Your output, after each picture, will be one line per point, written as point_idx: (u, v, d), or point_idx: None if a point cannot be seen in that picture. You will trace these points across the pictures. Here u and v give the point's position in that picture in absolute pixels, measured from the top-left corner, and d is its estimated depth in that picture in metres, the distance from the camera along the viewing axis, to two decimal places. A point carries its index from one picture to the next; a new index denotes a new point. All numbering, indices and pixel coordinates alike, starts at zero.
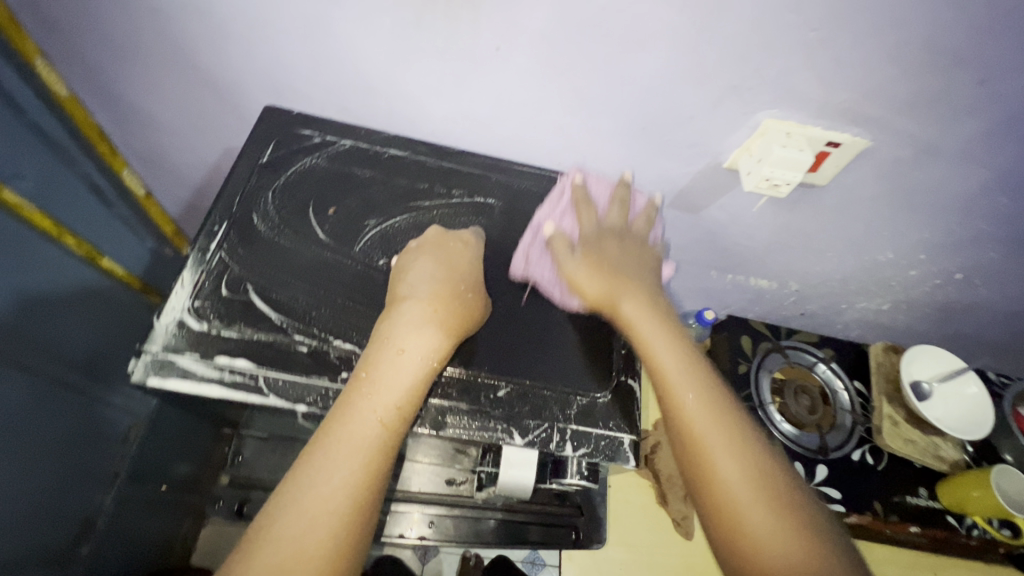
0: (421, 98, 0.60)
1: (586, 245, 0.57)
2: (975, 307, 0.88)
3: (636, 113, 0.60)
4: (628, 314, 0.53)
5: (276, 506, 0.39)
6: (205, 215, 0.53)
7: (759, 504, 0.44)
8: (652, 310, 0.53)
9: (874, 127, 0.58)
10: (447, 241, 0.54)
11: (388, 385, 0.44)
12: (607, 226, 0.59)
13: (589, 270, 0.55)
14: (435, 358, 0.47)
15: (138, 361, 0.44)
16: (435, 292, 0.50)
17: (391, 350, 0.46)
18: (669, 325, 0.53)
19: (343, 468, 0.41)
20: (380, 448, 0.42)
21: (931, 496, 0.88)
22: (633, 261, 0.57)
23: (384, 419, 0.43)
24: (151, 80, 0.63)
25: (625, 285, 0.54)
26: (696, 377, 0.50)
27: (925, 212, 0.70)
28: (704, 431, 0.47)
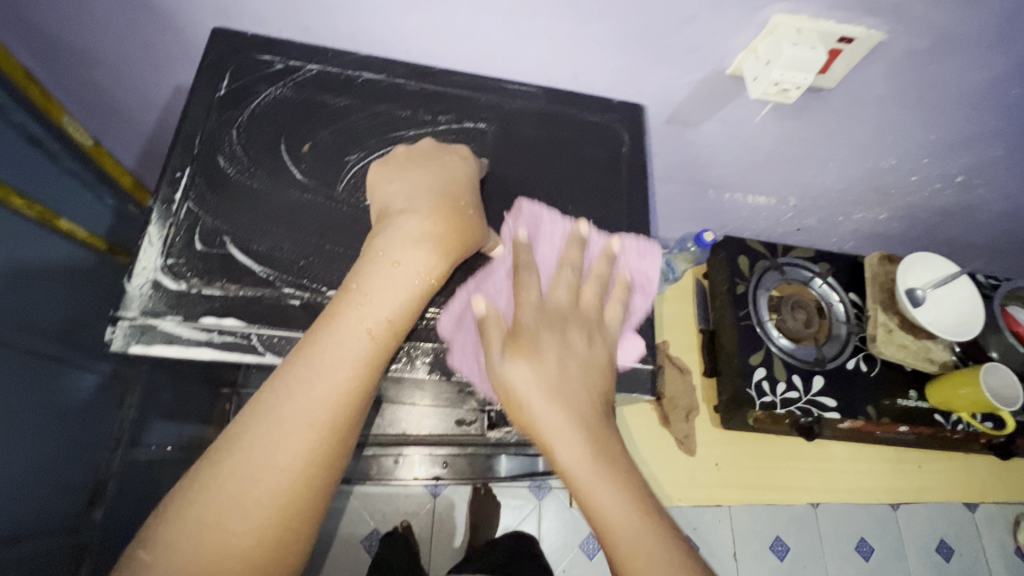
0: (391, 8, 0.53)
1: (520, 337, 0.45)
2: (974, 208, 0.87)
3: (634, 13, 0.53)
4: (551, 434, 0.42)
5: (255, 415, 0.38)
6: (164, 162, 0.48)
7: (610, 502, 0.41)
8: (592, 440, 0.43)
9: (893, 15, 0.53)
10: (439, 161, 0.49)
11: (380, 299, 0.41)
12: (551, 307, 0.47)
13: (521, 375, 0.43)
14: (433, 276, 0.43)
15: (115, 329, 0.40)
16: (434, 206, 0.46)
17: (385, 263, 0.43)
18: (608, 449, 0.43)
19: (326, 379, 0.38)
20: (369, 364, 0.40)
21: (920, 397, 0.91)
22: (577, 356, 0.46)
23: (374, 333, 0.40)
24: (69, 3, 0.55)
25: (557, 400, 0.43)
26: (638, 535, 0.40)
27: (936, 109, 0.66)
28: (551, 438, 0.42)
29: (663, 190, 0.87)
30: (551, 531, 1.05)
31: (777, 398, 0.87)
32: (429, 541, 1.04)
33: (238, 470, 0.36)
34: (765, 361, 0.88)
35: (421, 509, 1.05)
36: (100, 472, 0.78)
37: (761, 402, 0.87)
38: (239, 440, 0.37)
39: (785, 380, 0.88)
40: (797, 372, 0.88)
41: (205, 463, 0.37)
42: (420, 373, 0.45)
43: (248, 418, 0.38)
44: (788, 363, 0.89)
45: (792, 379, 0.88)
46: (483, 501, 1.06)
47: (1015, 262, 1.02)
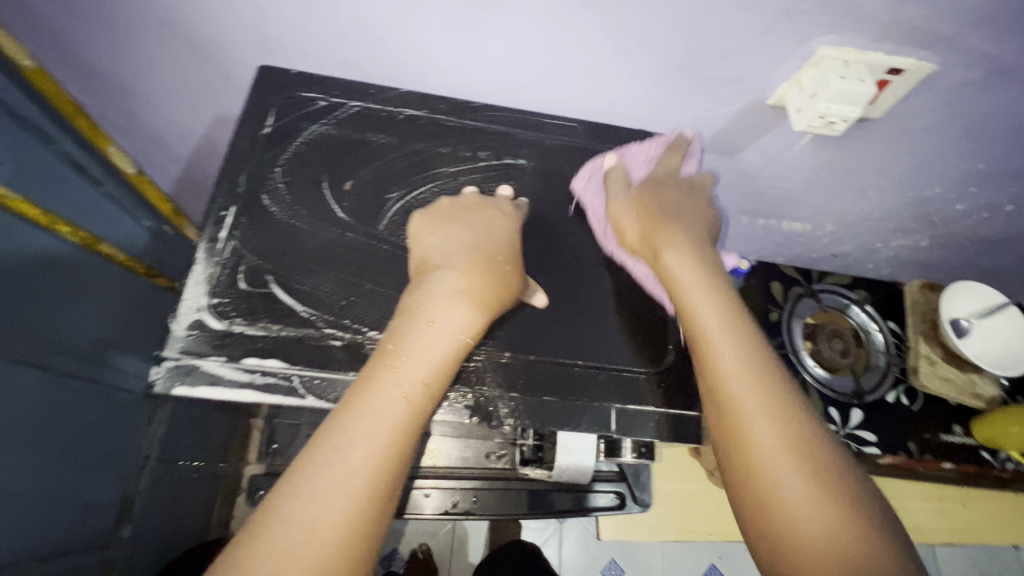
0: (432, 44, 0.53)
1: (646, 184, 0.55)
2: (1022, 238, 0.84)
3: (673, 47, 0.53)
4: (661, 247, 0.51)
5: (291, 487, 0.36)
6: (209, 200, 0.48)
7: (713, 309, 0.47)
8: (701, 267, 0.49)
9: (945, 47, 0.51)
10: (479, 207, 0.50)
11: (417, 361, 0.41)
12: (680, 178, 0.57)
13: (634, 219, 0.53)
14: (468, 334, 0.43)
15: (159, 369, 0.41)
16: (471, 262, 0.46)
17: (421, 323, 0.43)
18: (714, 272, 0.49)
19: (363, 446, 0.38)
20: (405, 428, 0.39)
21: (966, 433, 0.87)
22: (694, 213, 0.54)
23: (409, 397, 0.40)
24: (121, 39, 0.56)
25: (671, 231, 0.51)
26: (736, 336, 0.45)
27: (985, 139, 0.64)
28: (664, 246, 0.51)
29: None
30: (572, 556, 1.02)
31: None
32: (449, 563, 1.03)
33: (276, 548, 0.34)
34: (802, 393, 0.86)
35: (441, 530, 1.04)
36: (131, 489, 0.79)
37: None
38: (276, 513, 0.36)
39: (822, 413, 0.85)
40: (834, 405, 0.86)
41: (240, 539, 0.35)
42: (458, 418, 0.45)
43: (284, 488, 0.37)
44: (825, 396, 0.86)
45: (829, 412, 0.85)
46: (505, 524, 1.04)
47: None
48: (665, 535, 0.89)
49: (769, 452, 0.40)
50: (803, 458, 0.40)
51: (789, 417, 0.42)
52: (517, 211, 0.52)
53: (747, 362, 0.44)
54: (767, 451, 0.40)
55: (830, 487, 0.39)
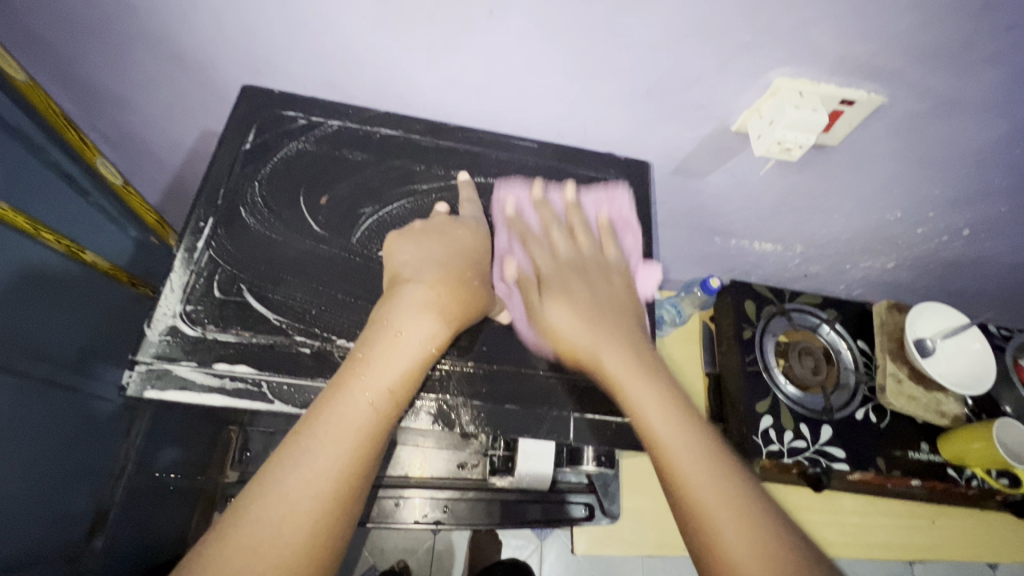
0: (410, 68, 0.56)
1: (551, 286, 0.53)
2: (982, 260, 0.87)
3: (639, 76, 0.56)
4: (599, 356, 0.48)
5: (259, 489, 0.38)
6: (188, 212, 0.50)
7: (658, 410, 0.44)
8: (629, 350, 0.48)
9: (894, 81, 0.55)
10: (450, 227, 0.52)
11: (383, 367, 0.43)
12: (567, 259, 0.56)
13: (563, 316, 0.50)
14: (433, 344, 0.45)
15: (131, 374, 0.42)
16: (439, 277, 0.48)
17: (389, 332, 0.44)
18: (647, 362, 0.48)
19: (329, 450, 0.39)
20: (371, 434, 0.40)
21: (933, 450, 0.89)
22: (597, 294, 0.53)
23: (375, 403, 0.41)
24: (111, 56, 0.58)
25: (596, 333, 0.49)
26: (677, 421, 0.44)
27: (938, 166, 0.68)
28: (596, 348, 0.48)
29: (669, 236, 0.88)
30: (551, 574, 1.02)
31: (784, 447, 0.86)
32: None
33: (241, 548, 0.35)
34: (773, 409, 0.87)
35: (421, 546, 1.04)
36: (105, 499, 0.79)
37: (767, 451, 0.85)
38: (243, 514, 0.37)
39: (793, 429, 0.86)
40: (805, 421, 0.87)
41: (206, 540, 0.36)
42: (423, 424, 0.46)
43: (252, 490, 0.38)
44: (795, 412, 0.88)
45: (800, 429, 0.87)
46: (484, 540, 1.04)
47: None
48: (641, 549, 0.86)
49: (738, 549, 0.38)
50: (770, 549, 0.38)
51: (744, 506, 0.40)
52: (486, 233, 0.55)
53: (695, 450, 0.42)
54: (733, 546, 0.38)
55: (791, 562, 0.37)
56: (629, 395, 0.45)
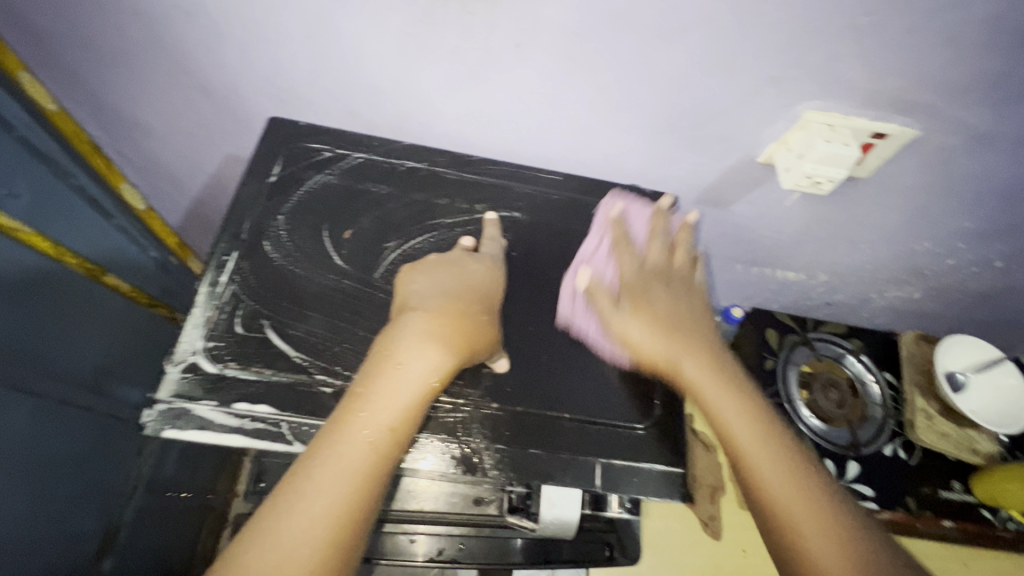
0: (434, 100, 0.56)
1: (631, 294, 0.53)
2: (1014, 292, 0.85)
3: (665, 108, 0.56)
4: (684, 368, 0.49)
5: (252, 535, 0.36)
6: (213, 245, 0.50)
7: (748, 429, 0.46)
8: (715, 368, 0.50)
9: (927, 115, 0.54)
10: (467, 262, 0.51)
11: (382, 403, 0.41)
12: (650, 267, 0.56)
13: (645, 323, 0.51)
14: (437, 377, 0.43)
15: (151, 412, 0.41)
16: (445, 307, 0.47)
17: (390, 364, 0.43)
18: (733, 380, 0.49)
19: (326, 493, 0.38)
20: (369, 474, 0.39)
21: (965, 489, 0.86)
22: (680, 306, 0.54)
23: (374, 442, 0.40)
24: (140, 85, 0.59)
25: (682, 345, 0.50)
26: (760, 436, 0.46)
27: (971, 199, 0.66)
28: (681, 359, 0.50)
29: None
30: None
31: None
32: None
33: None
34: None
35: None
36: (115, 521, 0.78)
37: None
38: (233, 563, 0.35)
39: None
40: (831, 456, 0.85)
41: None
42: (444, 468, 0.45)
43: (246, 537, 0.36)
44: (821, 447, 0.85)
45: (826, 464, 0.84)
46: None
47: None
48: None
49: (821, 552, 0.40)
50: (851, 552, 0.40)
51: (820, 509, 0.42)
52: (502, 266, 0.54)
53: (783, 473, 0.44)
54: (813, 547, 0.41)
55: None
56: (714, 402, 0.48)
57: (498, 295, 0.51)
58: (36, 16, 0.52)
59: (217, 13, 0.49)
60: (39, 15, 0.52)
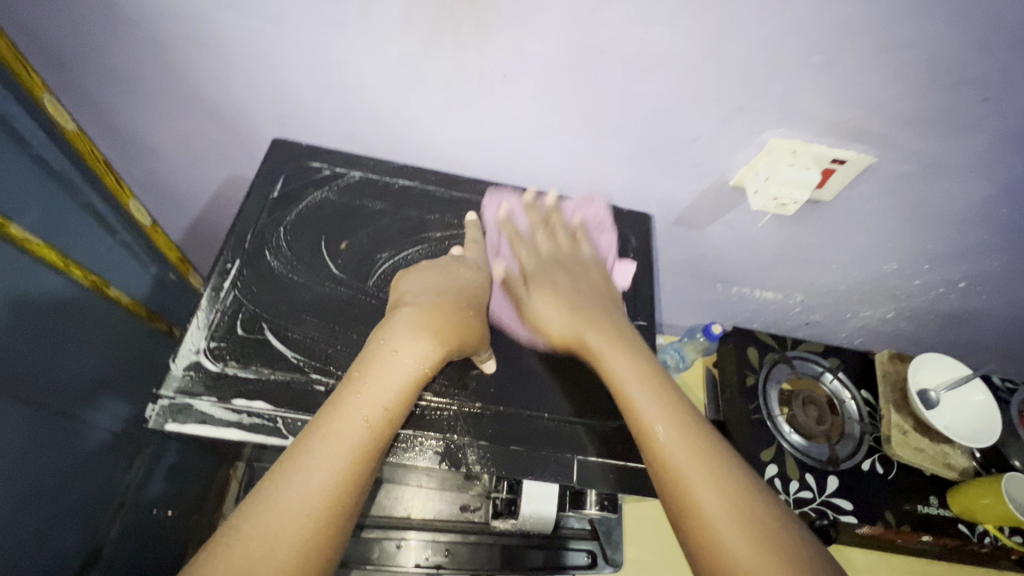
0: (428, 125, 0.61)
1: (535, 280, 0.58)
2: (981, 312, 0.89)
3: (642, 135, 0.60)
4: (588, 335, 0.53)
5: (254, 504, 0.38)
6: (217, 253, 0.53)
7: (644, 390, 0.47)
8: (620, 341, 0.52)
9: (881, 144, 0.59)
10: (454, 267, 0.55)
11: (379, 385, 0.44)
12: (548, 256, 0.61)
13: (549, 304, 0.56)
14: (428, 364, 0.47)
15: (154, 407, 0.43)
16: (436, 302, 0.50)
17: (385, 350, 0.46)
18: (633, 348, 0.52)
19: (325, 465, 0.40)
20: (365, 451, 0.41)
21: (942, 504, 0.88)
22: (583, 289, 0.58)
23: (370, 421, 0.42)
24: (153, 109, 0.63)
25: (584, 316, 0.54)
26: (664, 405, 0.46)
27: (929, 223, 0.70)
28: (586, 331, 0.53)
29: (673, 283, 0.90)
30: None
31: (790, 497, 0.85)
32: None
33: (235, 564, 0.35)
34: (777, 457, 0.87)
35: None
36: (101, 535, 0.78)
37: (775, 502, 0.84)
38: (238, 529, 0.37)
39: (798, 479, 0.86)
40: (811, 470, 0.87)
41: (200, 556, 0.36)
42: (429, 463, 0.46)
43: (248, 506, 0.38)
44: (801, 462, 0.87)
45: (806, 478, 0.86)
46: None
47: None
48: None
49: (716, 515, 0.40)
50: (748, 518, 0.40)
51: (704, 457, 0.43)
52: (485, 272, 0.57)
53: (679, 429, 0.45)
54: (708, 509, 0.41)
55: (771, 541, 0.39)
56: (613, 369, 0.50)
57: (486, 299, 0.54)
58: (60, 45, 0.56)
59: (231, 44, 0.54)
60: (63, 44, 0.56)
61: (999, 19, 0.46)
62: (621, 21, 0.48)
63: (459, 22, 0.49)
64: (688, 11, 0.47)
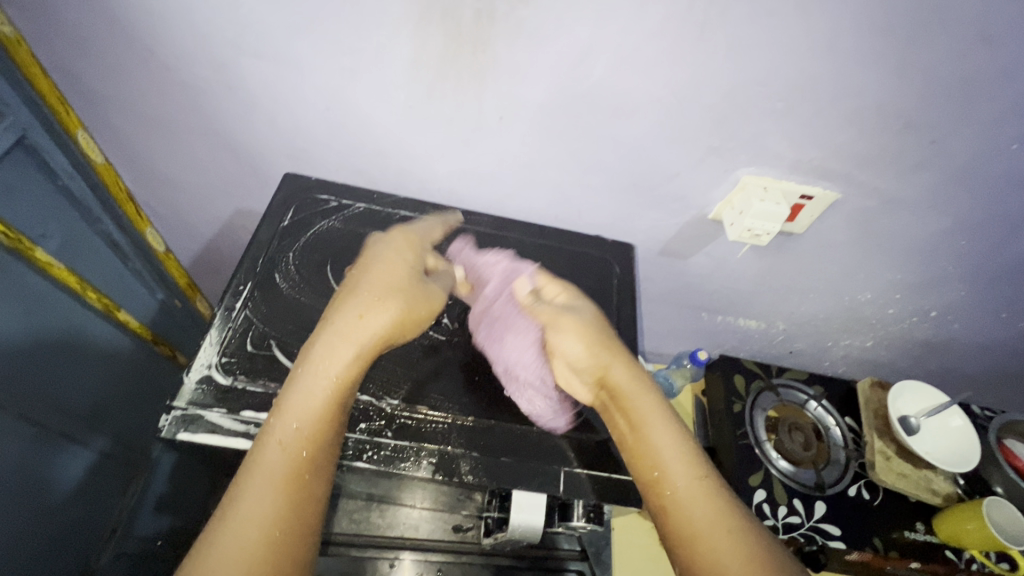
0: (428, 160, 0.66)
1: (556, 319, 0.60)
2: (953, 341, 0.93)
3: (625, 172, 0.66)
4: (615, 380, 0.56)
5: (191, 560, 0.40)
6: (230, 276, 0.57)
7: (662, 438, 0.52)
8: (646, 396, 0.55)
9: (843, 180, 0.64)
10: (389, 253, 0.60)
11: (295, 407, 0.47)
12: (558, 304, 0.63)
13: (574, 338, 0.58)
14: (332, 375, 0.49)
15: (167, 417, 0.46)
16: (343, 319, 0.53)
17: (300, 372, 0.49)
18: (652, 396, 0.55)
19: (250, 500, 0.42)
20: (288, 471, 0.44)
21: (929, 530, 0.89)
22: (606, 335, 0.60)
23: (285, 443, 0.45)
24: (172, 144, 0.68)
25: (613, 357, 0.58)
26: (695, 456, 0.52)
27: (895, 254, 0.75)
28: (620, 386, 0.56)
29: (660, 312, 0.94)
30: None
31: (779, 521, 0.86)
32: None
33: None
34: (766, 483, 0.88)
35: None
36: (91, 561, 0.78)
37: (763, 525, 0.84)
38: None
39: (787, 504, 0.87)
40: (798, 496, 0.88)
41: None
42: (424, 473, 0.49)
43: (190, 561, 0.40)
44: (789, 487, 0.89)
45: (794, 504, 0.87)
46: None
47: (1005, 395, 1.05)
48: None
49: (698, 522, 0.48)
50: (677, 447, 0.52)
51: (710, 497, 0.49)
52: (421, 247, 0.63)
53: (684, 469, 0.51)
54: (698, 522, 0.48)
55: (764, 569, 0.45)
56: (639, 422, 0.53)
57: (422, 274, 0.60)
58: (94, 86, 0.62)
59: (251, 87, 0.59)
60: (96, 85, 0.61)
61: (934, 76, 0.53)
62: (605, 71, 0.54)
63: (460, 71, 0.54)
64: (661, 63, 0.53)
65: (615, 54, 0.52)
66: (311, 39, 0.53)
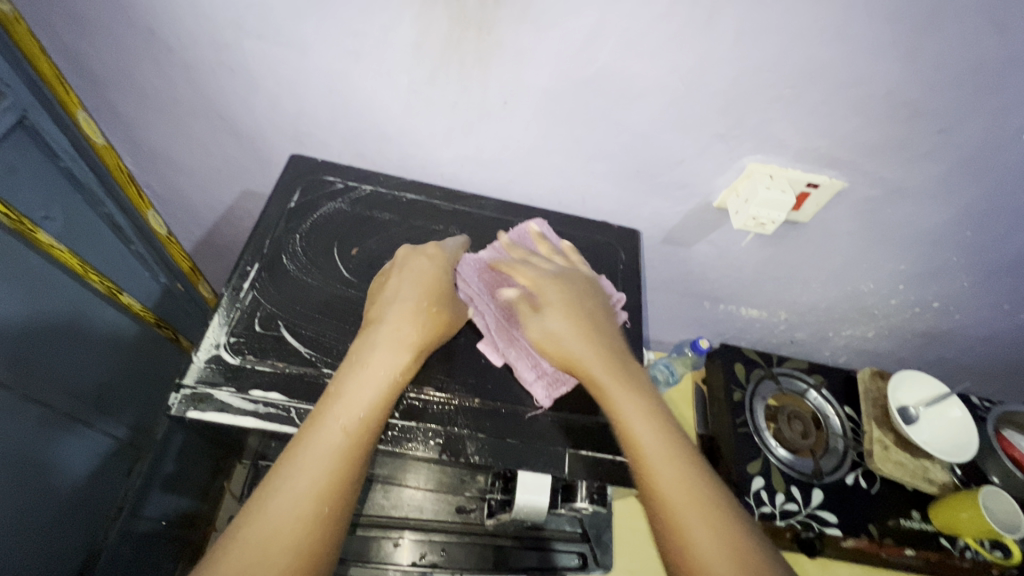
0: (433, 143, 0.66)
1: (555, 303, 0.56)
2: (953, 332, 0.93)
3: (630, 158, 0.65)
4: (595, 369, 0.52)
5: (246, 519, 0.41)
6: (237, 258, 0.57)
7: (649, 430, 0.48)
8: (637, 392, 0.51)
9: (849, 169, 0.64)
10: (428, 266, 0.58)
11: (353, 395, 0.47)
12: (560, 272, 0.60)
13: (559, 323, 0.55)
14: (398, 372, 0.50)
15: (177, 395, 0.46)
16: (403, 312, 0.53)
17: (357, 365, 0.49)
18: (629, 379, 0.52)
19: (309, 473, 0.43)
20: (347, 451, 0.44)
21: (924, 518, 0.90)
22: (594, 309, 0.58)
23: (348, 428, 0.45)
24: (176, 125, 0.68)
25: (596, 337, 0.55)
26: (674, 455, 0.47)
27: (899, 244, 0.75)
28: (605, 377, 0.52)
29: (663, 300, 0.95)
30: None
31: (777, 509, 0.87)
32: None
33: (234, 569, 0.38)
34: (764, 470, 0.89)
35: None
36: (97, 540, 0.79)
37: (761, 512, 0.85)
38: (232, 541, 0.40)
39: (785, 491, 0.88)
40: (797, 483, 0.89)
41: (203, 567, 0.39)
42: (430, 453, 0.49)
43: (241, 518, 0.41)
44: (787, 475, 0.90)
45: (792, 491, 0.88)
46: None
47: (1004, 386, 1.05)
48: None
49: (683, 515, 0.44)
50: (664, 439, 0.48)
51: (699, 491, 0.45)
52: (455, 262, 0.60)
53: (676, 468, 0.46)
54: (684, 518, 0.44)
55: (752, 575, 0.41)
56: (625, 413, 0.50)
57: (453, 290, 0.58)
58: (97, 66, 0.61)
59: (255, 69, 0.59)
60: (99, 65, 0.61)
61: (943, 64, 0.52)
62: (611, 56, 0.53)
63: (465, 54, 0.54)
64: (668, 48, 0.52)
65: (622, 39, 0.52)
66: (316, 20, 0.53)
